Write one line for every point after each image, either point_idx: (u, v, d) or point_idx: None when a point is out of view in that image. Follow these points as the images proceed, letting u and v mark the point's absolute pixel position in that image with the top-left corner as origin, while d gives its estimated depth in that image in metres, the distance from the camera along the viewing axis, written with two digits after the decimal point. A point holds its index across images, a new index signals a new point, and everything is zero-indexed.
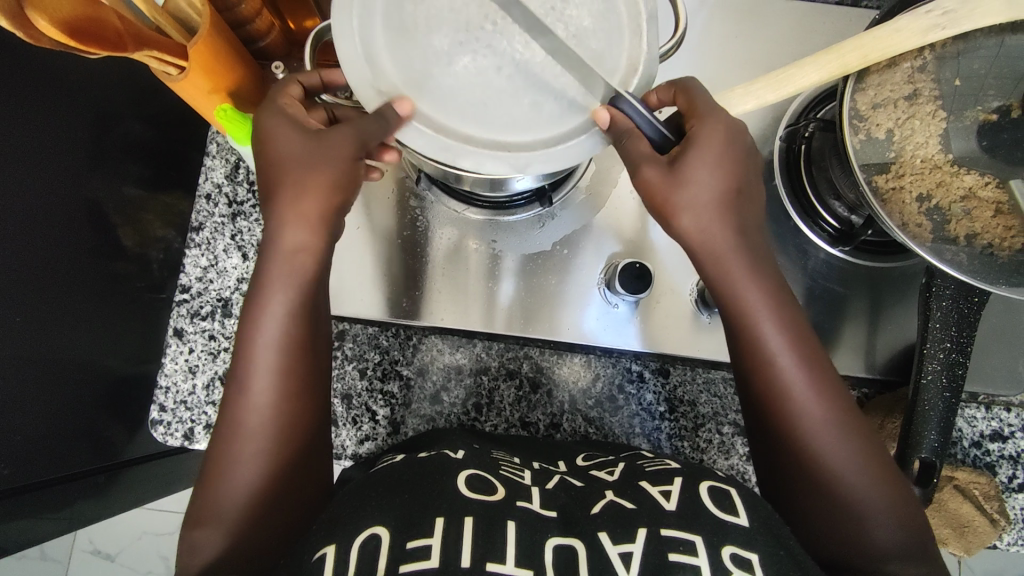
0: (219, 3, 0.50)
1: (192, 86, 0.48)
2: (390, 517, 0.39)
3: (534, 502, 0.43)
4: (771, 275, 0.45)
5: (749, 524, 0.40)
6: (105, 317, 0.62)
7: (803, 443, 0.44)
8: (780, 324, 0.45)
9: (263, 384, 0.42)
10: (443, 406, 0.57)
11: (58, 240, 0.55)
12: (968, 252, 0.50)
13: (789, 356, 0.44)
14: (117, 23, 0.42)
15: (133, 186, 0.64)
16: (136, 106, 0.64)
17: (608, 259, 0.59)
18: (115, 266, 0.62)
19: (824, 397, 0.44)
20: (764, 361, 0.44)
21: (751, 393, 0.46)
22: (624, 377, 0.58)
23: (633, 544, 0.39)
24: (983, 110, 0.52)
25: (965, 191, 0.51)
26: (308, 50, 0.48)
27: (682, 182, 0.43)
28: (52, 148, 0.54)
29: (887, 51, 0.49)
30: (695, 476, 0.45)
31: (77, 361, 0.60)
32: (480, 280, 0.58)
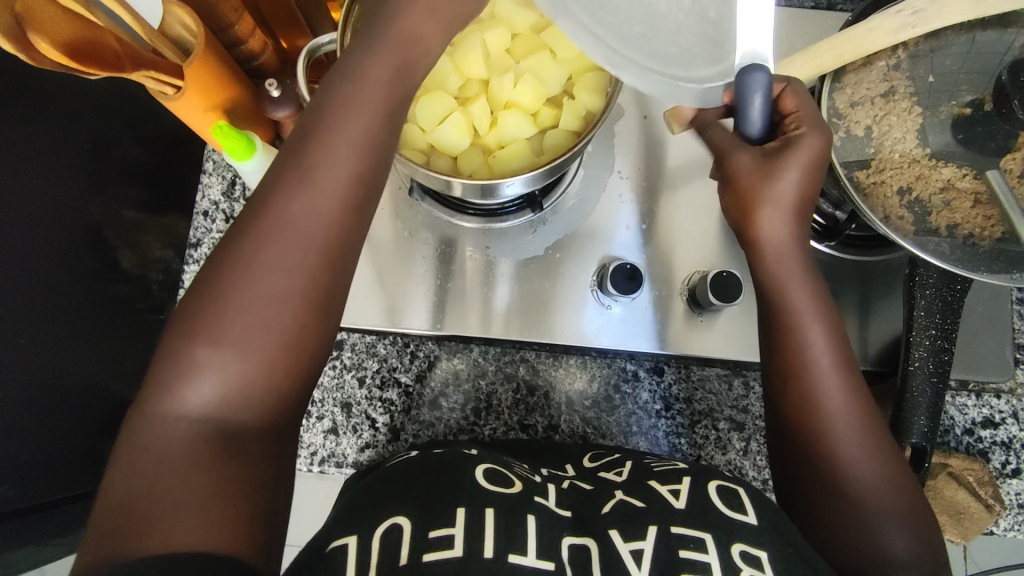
0: (214, 25, 0.52)
1: (188, 104, 0.49)
2: (413, 509, 0.40)
3: (550, 499, 0.44)
4: (815, 281, 0.45)
5: (756, 522, 0.41)
6: (105, 339, 0.63)
7: (828, 440, 0.43)
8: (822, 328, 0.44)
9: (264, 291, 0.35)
10: (443, 412, 0.57)
11: (57, 264, 0.56)
12: (951, 242, 0.51)
13: (830, 364, 0.43)
14: (115, 46, 0.44)
15: (131, 208, 0.65)
16: (133, 131, 0.65)
17: (598, 261, 0.60)
18: (115, 288, 0.63)
19: (854, 403, 0.43)
20: (792, 358, 0.44)
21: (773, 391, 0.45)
22: (620, 377, 0.59)
23: (644, 541, 0.40)
24: (958, 104, 0.53)
25: (944, 182, 0.52)
26: (301, 66, 0.49)
27: (771, 185, 0.43)
28: (52, 173, 0.56)
29: (860, 52, 0.51)
30: (703, 477, 0.46)
31: (79, 382, 0.60)
32: (476, 286, 0.59)
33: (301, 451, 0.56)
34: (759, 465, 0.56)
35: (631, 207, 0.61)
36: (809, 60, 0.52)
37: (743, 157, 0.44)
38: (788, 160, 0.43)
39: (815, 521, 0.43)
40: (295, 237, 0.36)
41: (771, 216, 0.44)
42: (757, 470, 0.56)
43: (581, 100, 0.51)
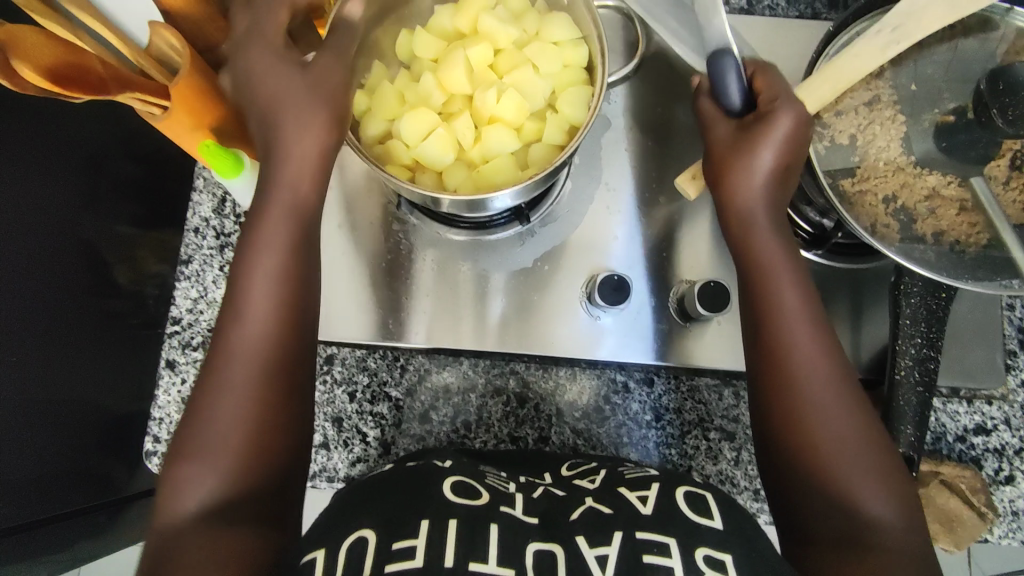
0: (202, 44, 0.52)
1: (176, 124, 0.49)
2: (379, 520, 0.41)
3: (516, 508, 0.44)
4: (789, 252, 0.46)
5: (722, 526, 0.41)
6: (100, 354, 0.63)
7: (804, 410, 0.43)
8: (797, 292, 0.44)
9: (253, 335, 0.41)
10: (433, 425, 0.57)
11: (51, 279, 0.57)
12: (936, 250, 0.51)
13: (802, 327, 0.44)
14: (98, 67, 0.44)
15: (126, 224, 0.65)
16: (128, 147, 0.66)
17: (587, 272, 0.60)
18: (110, 303, 0.64)
19: (830, 370, 0.43)
20: (765, 323, 0.44)
21: (751, 364, 0.45)
22: (610, 388, 0.59)
23: (609, 547, 0.40)
24: (940, 112, 0.54)
25: (929, 190, 0.52)
26: None
27: (741, 153, 0.45)
28: (46, 190, 0.56)
29: (850, 78, 0.51)
30: (672, 482, 0.45)
31: (74, 398, 0.61)
32: (465, 300, 0.59)
33: None
34: (750, 475, 0.56)
35: (614, 218, 0.61)
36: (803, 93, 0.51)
37: (721, 129, 0.47)
38: (759, 131, 0.45)
39: (798, 496, 0.43)
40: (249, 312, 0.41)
41: (743, 182, 0.46)
42: (748, 480, 0.56)
43: (566, 115, 0.51)
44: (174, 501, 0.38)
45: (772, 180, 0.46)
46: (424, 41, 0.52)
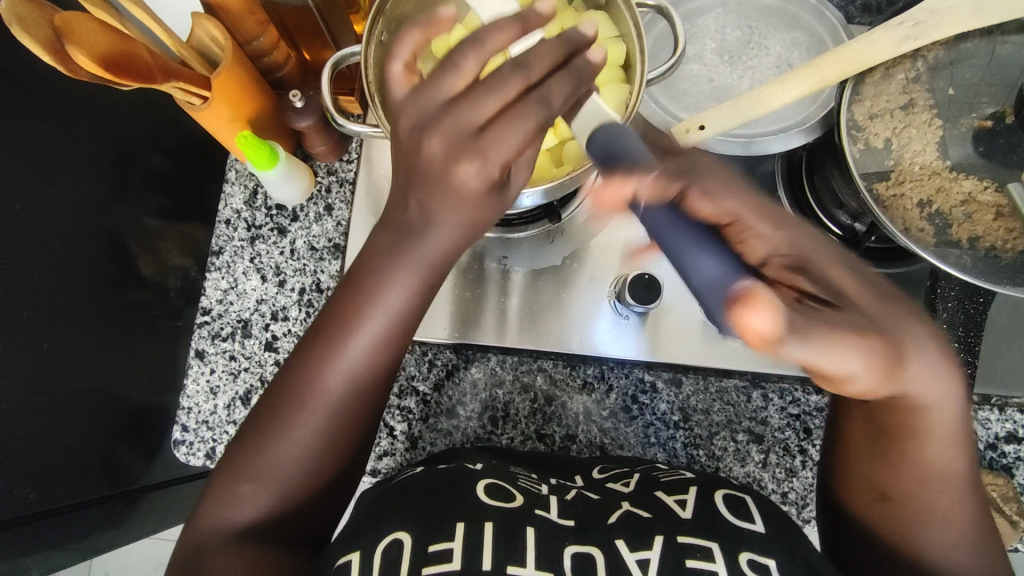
0: (241, 38, 0.53)
1: (216, 115, 0.50)
2: (414, 523, 0.42)
3: (552, 511, 0.44)
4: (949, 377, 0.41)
5: (764, 531, 0.42)
6: (123, 344, 0.64)
7: (910, 528, 0.43)
8: (955, 421, 0.42)
9: (349, 366, 0.41)
10: (460, 420, 0.57)
11: (78, 270, 0.57)
12: (972, 255, 0.51)
13: (949, 456, 0.42)
14: (146, 55, 0.44)
15: (152, 217, 0.66)
16: (157, 140, 0.67)
17: (615, 272, 0.60)
18: (134, 294, 0.65)
19: (955, 495, 0.42)
20: (899, 453, 0.42)
21: (863, 469, 0.45)
22: (637, 388, 0.58)
23: (650, 551, 0.41)
24: (979, 117, 0.54)
25: (965, 195, 0.52)
26: (325, 77, 0.49)
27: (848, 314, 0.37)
28: (76, 181, 0.57)
29: (865, 64, 0.51)
30: (709, 486, 0.46)
31: (97, 388, 0.61)
32: (492, 297, 0.59)
33: None
34: (778, 478, 0.56)
35: None
36: (813, 72, 0.52)
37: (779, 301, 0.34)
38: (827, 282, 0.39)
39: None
40: (354, 351, 0.41)
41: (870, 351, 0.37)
42: (775, 484, 0.56)
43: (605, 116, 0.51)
44: (225, 511, 0.43)
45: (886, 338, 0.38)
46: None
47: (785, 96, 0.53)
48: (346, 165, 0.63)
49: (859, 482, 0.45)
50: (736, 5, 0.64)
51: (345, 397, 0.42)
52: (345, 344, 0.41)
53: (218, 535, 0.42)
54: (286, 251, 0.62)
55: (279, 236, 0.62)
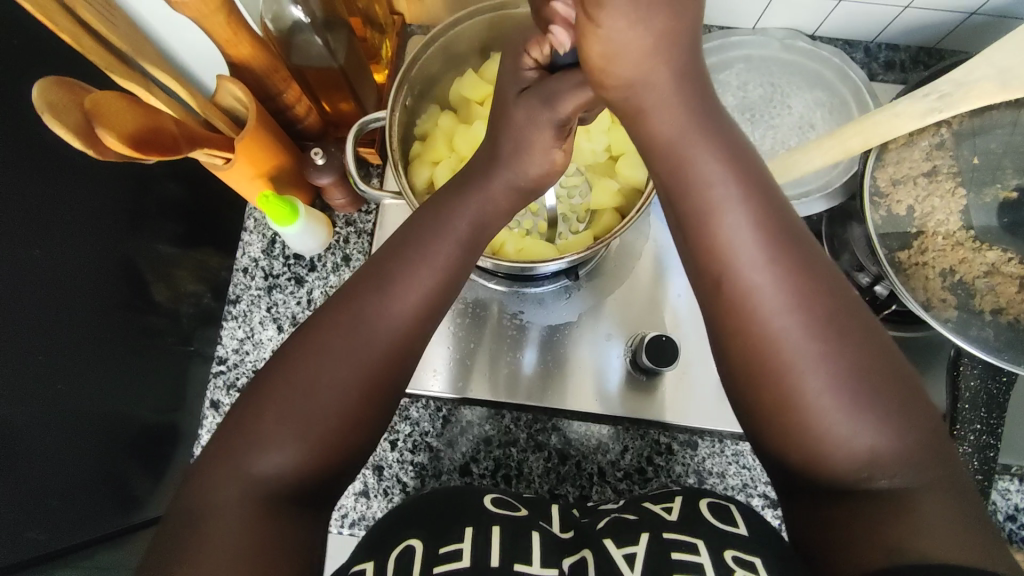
0: (266, 94, 0.53)
1: (237, 175, 0.51)
2: (424, 530, 0.40)
3: (553, 522, 0.44)
4: (755, 235, 0.35)
5: (749, 534, 0.39)
6: (136, 372, 0.57)
7: (812, 452, 0.35)
8: (754, 241, 0.35)
9: (346, 339, 0.37)
10: (472, 477, 0.57)
11: (88, 302, 0.52)
12: (995, 326, 0.50)
13: (773, 276, 0.35)
14: (173, 128, 0.44)
15: (167, 243, 0.60)
16: (172, 167, 0.62)
17: (630, 331, 0.60)
18: (149, 319, 0.58)
19: (819, 321, 0.35)
20: (737, 301, 0.35)
21: (747, 403, 0.37)
22: (653, 449, 0.57)
23: (636, 545, 0.39)
24: (1003, 188, 0.53)
25: (989, 266, 0.52)
26: (349, 144, 0.50)
27: (702, 161, 0.36)
28: (86, 204, 0.52)
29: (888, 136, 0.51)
30: (694, 495, 0.44)
31: (110, 417, 0.54)
32: (506, 353, 0.60)
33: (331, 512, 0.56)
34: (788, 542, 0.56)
35: (658, 278, 0.61)
36: (834, 143, 0.53)
37: (699, 149, 0.36)
38: (709, 143, 0.36)
39: (859, 535, 0.33)
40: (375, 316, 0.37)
41: (710, 170, 0.36)
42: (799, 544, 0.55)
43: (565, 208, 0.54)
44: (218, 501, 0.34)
45: (726, 155, 0.36)
46: (471, 83, 0.55)
47: (806, 167, 0.55)
48: (363, 217, 0.65)
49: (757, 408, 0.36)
50: (760, 62, 0.63)
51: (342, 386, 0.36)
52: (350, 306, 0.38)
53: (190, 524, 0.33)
54: (302, 302, 0.65)
55: (296, 285, 0.65)
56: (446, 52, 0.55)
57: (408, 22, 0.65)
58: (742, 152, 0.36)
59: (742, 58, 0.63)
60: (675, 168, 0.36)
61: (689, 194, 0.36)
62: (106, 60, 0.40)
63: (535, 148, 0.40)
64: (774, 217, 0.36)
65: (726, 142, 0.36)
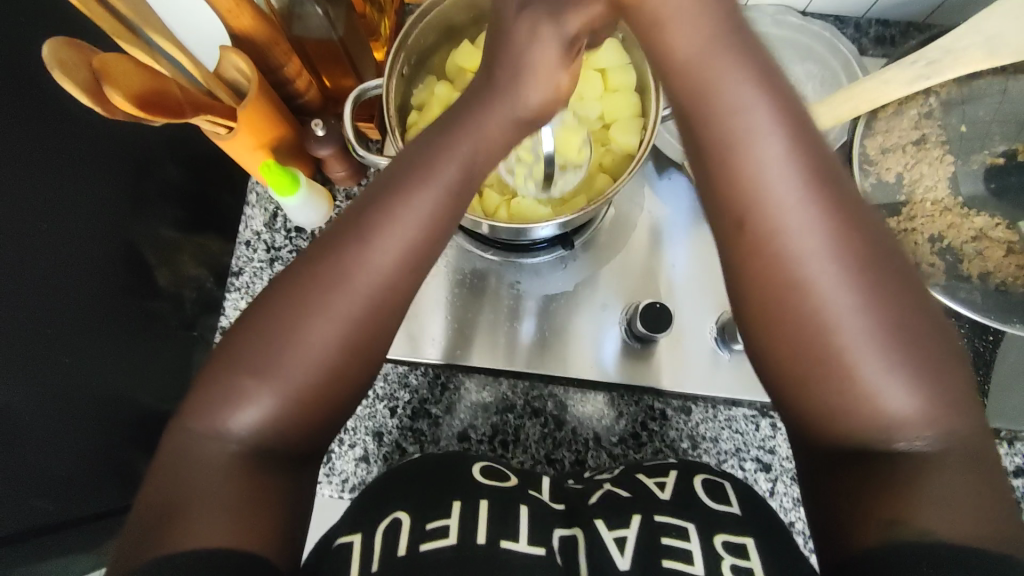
0: (267, 67, 0.54)
1: (240, 144, 0.52)
2: (412, 505, 0.41)
3: (544, 493, 0.46)
4: (788, 165, 0.35)
5: (739, 513, 0.42)
6: (138, 354, 0.58)
7: (832, 387, 0.35)
8: (789, 171, 0.35)
9: (341, 298, 0.36)
10: (471, 442, 0.58)
11: (91, 287, 0.53)
12: (983, 289, 0.51)
13: (804, 210, 0.35)
14: (178, 93, 0.46)
15: (170, 227, 0.62)
16: (172, 151, 0.62)
17: (626, 300, 0.61)
18: (152, 304, 0.60)
19: (847, 259, 0.34)
20: (758, 232, 0.35)
21: (765, 339, 0.37)
22: (647, 415, 0.58)
23: (628, 529, 0.41)
24: (990, 154, 0.55)
25: (977, 231, 0.53)
26: (349, 109, 0.52)
27: (728, 90, 0.36)
28: (89, 186, 0.53)
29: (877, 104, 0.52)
30: (689, 470, 0.46)
31: (115, 395, 0.56)
32: (504, 321, 0.61)
33: (332, 478, 0.57)
34: (784, 507, 0.56)
35: (652, 248, 0.62)
36: (827, 111, 0.52)
37: (731, 79, 0.36)
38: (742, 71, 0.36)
39: (851, 496, 0.34)
40: (363, 268, 0.37)
41: (741, 99, 0.36)
42: (790, 513, 0.56)
43: (568, 155, 0.53)
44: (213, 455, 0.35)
45: (761, 87, 0.36)
46: (465, 52, 0.57)
47: None
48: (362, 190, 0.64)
49: (773, 347, 0.36)
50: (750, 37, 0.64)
51: (336, 347, 0.36)
52: (335, 264, 0.36)
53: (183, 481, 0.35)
54: None
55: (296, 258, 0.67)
56: (443, 25, 0.57)
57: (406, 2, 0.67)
58: (776, 85, 0.36)
59: None
60: (702, 98, 0.36)
61: (716, 123, 0.36)
62: (116, 28, 0.41)
63: (525, 98, 0.40)
64: (805, 149, 0.35)
65: (760, 75, 0.36)
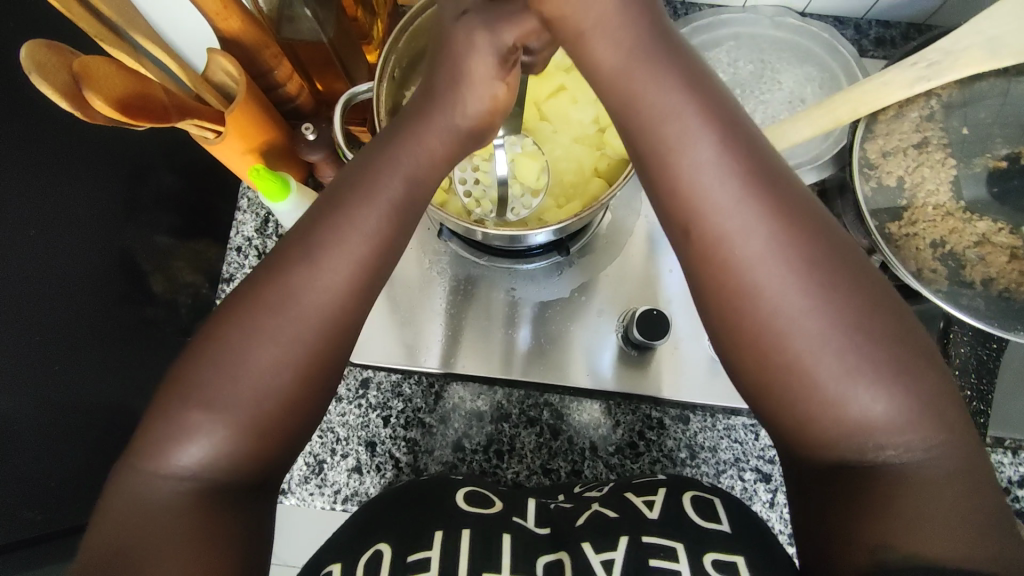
0: (257, 71, 0.54)
1: (228, 148, 0.51)
2: (394, 535, 0.41)
3: (529, 520, 0.44)
4: (723, 169, 0.36)
5: (730, 530, 0.40)
6: (131, 362, 0.58)
7: (790, 398, 0.35)
8: (725, 176, 0.36)
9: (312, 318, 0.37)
10: (465, 452, 0.57)
11: (86, 293, 0.52)
12: (985, 296, 0.50)
13: (744, 213, 0.35)
14: (162, 95, 0.45)
15: (165, 235, 0.61)
16: (168, 157, 0.62)
17: (622, 307, 0.60)
18: (146, 311, 0.59)
19: (794, 260, 0.34)
20: (706, 240, 0.36)
21: (725, 346, 0.37)
22: (644, 424, 0.57)
23: (615, 551, 0.39)
24: (992, 157, 0.54)
25: (979, 236, 0.52)
26: (338, 113, 0.52)
27: (653, 98, 0.37)
28: (82, 192, 0.52)
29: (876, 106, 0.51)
30: (679, 487, 0.45)
31: (106, 402, 0.55)
32: (499, 327, 0.60)
33: (324, 490, 0.56)
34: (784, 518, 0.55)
35: (649, 255, 0.61)
36: (823, 112, 0.52)
37: (657, 86, 0.37)
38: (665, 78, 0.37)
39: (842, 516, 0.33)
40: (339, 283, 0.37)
41: (665, 107, 0.37)
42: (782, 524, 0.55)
43: (525, 181, 0.53)
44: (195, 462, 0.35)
45: (693, 94, 0.37)
46: None
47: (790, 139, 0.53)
48: None
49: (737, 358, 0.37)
50: (748, 39, 0.63)
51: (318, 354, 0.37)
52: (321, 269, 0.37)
53: (163, 489, 0.34)
54: None
55: None
56: None
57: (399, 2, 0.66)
58: (708, 90, 0.37)
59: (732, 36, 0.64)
60: (633, 109, 0.38)
61: (649, 131, 0.37)
62: (99, 30, 0.41)
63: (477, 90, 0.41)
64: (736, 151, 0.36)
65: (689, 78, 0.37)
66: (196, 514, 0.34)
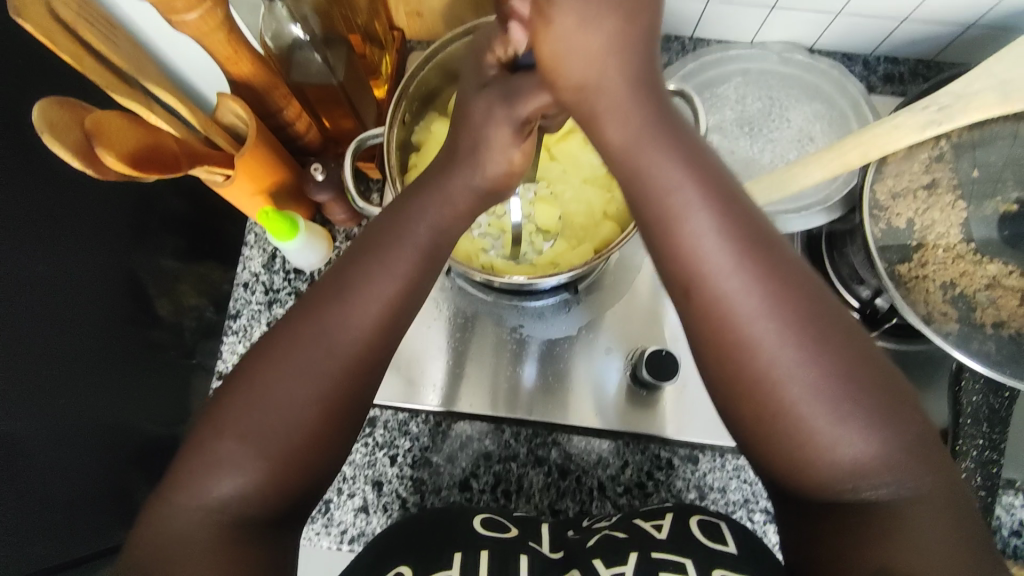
0: (267, 111, 0.53)
1: (238, 190, 0.51)
2: (413, 555, 0.40)
3: (543, 546, 0.44)
4: (723, 241, 0.35)
5: (738, 552, 0.39)
6: (138, 386, 0.57)
7: (799, 462, 0.34)
8: (726, 248, 0.35)
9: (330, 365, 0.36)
10: (472, 492, 0.56)
11: (94, 317, 0.51)
12: (996, 340, 0.50)
13: (746, 280, 0.35)
14: (173, 145, 0.46)
15: (169, 257, 0.60)
16: (175, 182, 0.62)
17: (627, 346, 0.60)
18: (152, 333, 0.58)
19: (792, 330, 0.34)
20: (707, 307, 0.35)
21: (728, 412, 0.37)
22: (653, 464, 0.57)
23: (624, 566, 0.39)
24: (1003, 201, 0.53)
25: (990, 279, 0.52)
26: (348, 161, 0.51)
27: (652, 168, 0.37)
28: (88, 217, 0.52)
29: (887, 150, 0.50)
30: (685, 512, 0.43)
31: (117, 424, 0.54)
32: (505, 365, 0.60)
33: (330, 530, 0.56)
34: None
35: (655, 294, 0.61)
36: (835, 156, 0.52)
37: (657, 154, 0.37)
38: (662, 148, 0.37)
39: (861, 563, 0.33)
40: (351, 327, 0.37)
41: (665, 176, 0.37)
42: None
43: (539, 219, 0.54)
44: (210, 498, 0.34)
45: (691, 165, 0.37)
46: None
47: (806, 180, 0.54)
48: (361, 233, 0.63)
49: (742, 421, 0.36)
50: (756, 75, 0.63)
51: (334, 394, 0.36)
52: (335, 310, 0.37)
53: (173, 526, 0.34)
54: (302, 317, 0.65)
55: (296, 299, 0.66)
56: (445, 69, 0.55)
57: (408, 38, 0.66)
58: (704, 160, 0.37)
59: (740, 72, 0.64)
60: (634, 178, 0.37)
61: (653, 203, 0.37)
62: (109, 82, 0.41)
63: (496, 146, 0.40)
64: (736, 222, 0.36)
65: (687, 149, 0.37)
66: (203, 559, 0.33)
